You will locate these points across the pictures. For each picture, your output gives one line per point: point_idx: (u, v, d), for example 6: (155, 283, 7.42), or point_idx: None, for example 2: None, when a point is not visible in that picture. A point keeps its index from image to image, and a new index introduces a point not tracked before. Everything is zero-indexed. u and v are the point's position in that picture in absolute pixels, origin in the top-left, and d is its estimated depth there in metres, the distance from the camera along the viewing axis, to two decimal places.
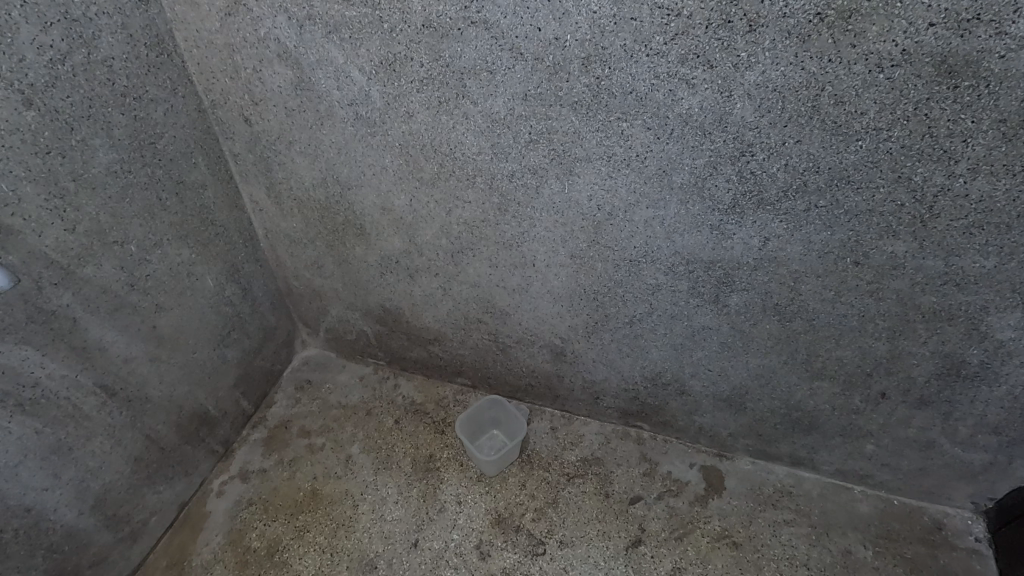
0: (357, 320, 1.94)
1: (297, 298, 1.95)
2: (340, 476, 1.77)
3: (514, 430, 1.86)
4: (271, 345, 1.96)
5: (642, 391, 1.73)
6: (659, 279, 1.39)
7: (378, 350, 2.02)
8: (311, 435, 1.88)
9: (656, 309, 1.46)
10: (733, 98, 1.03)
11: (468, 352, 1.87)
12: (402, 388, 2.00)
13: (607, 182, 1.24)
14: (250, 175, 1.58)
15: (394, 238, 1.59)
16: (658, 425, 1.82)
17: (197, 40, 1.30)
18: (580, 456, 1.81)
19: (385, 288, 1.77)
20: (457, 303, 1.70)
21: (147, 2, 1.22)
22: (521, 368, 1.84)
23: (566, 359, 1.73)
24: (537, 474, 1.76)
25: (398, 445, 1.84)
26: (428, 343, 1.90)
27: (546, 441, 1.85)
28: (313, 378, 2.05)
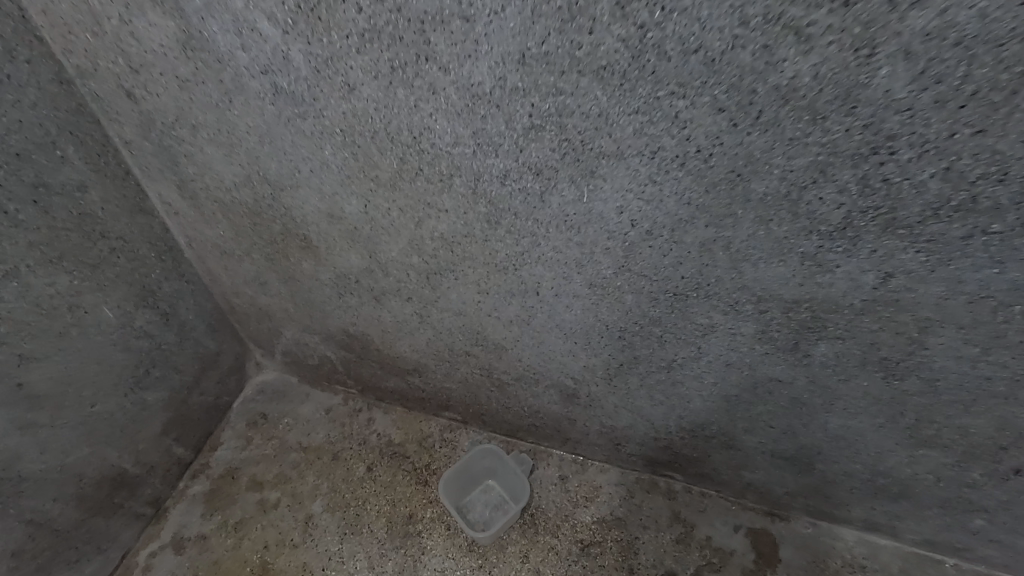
0: (318, 344, 1.56)
1: (242, 316, 1.56)
2: (297, 544, 1.42)
3: (515, 484, 1.51)
4: (214, 375, 1.59)
5: (677, 441, 1.35)
6: (713, 318, 0.98)
7: (346, 377, 1.65)
8: (264, 487, 1.52)
9: (705, 354, 1.06)
10: (876, 59, 0.60)
11: (456, 387, 1.49)
12: (377, 423, 1.64)
13: (648, 188, 0.83)
14: (153, 169, 1.17)
15: (349, 253, 1.19)
16: (694, 477, 1.45)
17: None
18: (596, 517, 1.44)
19: (345, 311, 1.37)
20: (438, 332, 1.31)
21: None
22: (522, 408, 1.46)
23: (579, 402, 1.34)
24: (543, 542, 1.41)
25: (369, 501, 1.49)
26: (406, 373, 1.52)
27: (554, 495, 1.48)
28: (269, 411, 1.68)
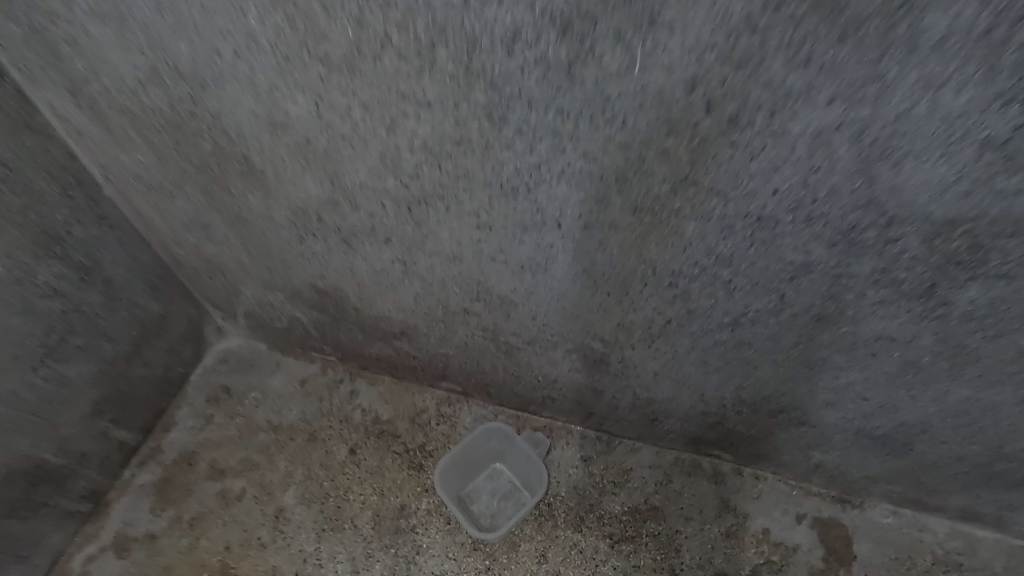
0: (284, 304, 1.27)
1: (191, 272, 1.28)
2: (266, 545, 1.18)
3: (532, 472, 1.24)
4: (162, 342, 1.31)
5: (730, 416, 1.08)
6: (811, 252, 0.70)
7: (323, 343, 1.37)
8: (226, 475, 1.27)
9: (790, 304, 0.78)
10: None
11: (454, 353, 1.21)
12: (362, 396, 1.37)
13: (741, 42, 0.52)
14: (36, 70, 0.86)
15: (304, 179, 0.89)
16: (747, 457, 1.19)
17: None
18: (628, 507, 1.18)
19: (309, 261, 1.08)
20: (427, 284, 1.02)
21: None
22: (536, 377, 1.18)
23: (607, 369, 1.07)
24: (563, 538, 1.16)
25: (352, 491, 1.24)
26: (393, 337, 1.24)
27: (576, 481, 1.22)
28: (233, 383, 1.41)
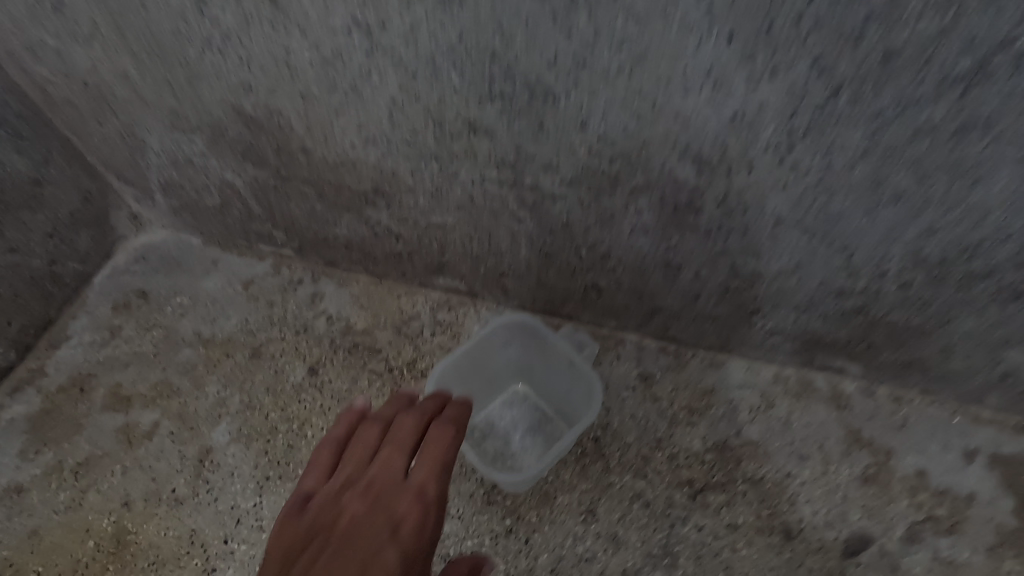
0: (205, 162, 0.88)
1: (69, 117, 0.88)
2: (181, 501, 0.81)
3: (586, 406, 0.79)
4: (39, 224, 0.92)
5: (884, 296, 0.69)
6: None
7: (270, 227, 0.98)
8: (132, 405, 0.89)
9: None
10: None
11: (454, 222, 0.82)
12: (328, 300, 0.99)
13: None
14: None
15: None
16: (886, 369, 0.80)
17: None
18: (712, 442, 0.81)
19: (221, 58, 0.68)
20: (407, 79, 0.63)
21: None
22: (577, 253, 0.79)
23: (694, 222, 0.68)
24: (620, 488, 0.78)
25: (311, 426, 0.86)
26: (364, 202, 0.85)
27: (633, 408, 0.84)
28: (152, 286, 1.03)
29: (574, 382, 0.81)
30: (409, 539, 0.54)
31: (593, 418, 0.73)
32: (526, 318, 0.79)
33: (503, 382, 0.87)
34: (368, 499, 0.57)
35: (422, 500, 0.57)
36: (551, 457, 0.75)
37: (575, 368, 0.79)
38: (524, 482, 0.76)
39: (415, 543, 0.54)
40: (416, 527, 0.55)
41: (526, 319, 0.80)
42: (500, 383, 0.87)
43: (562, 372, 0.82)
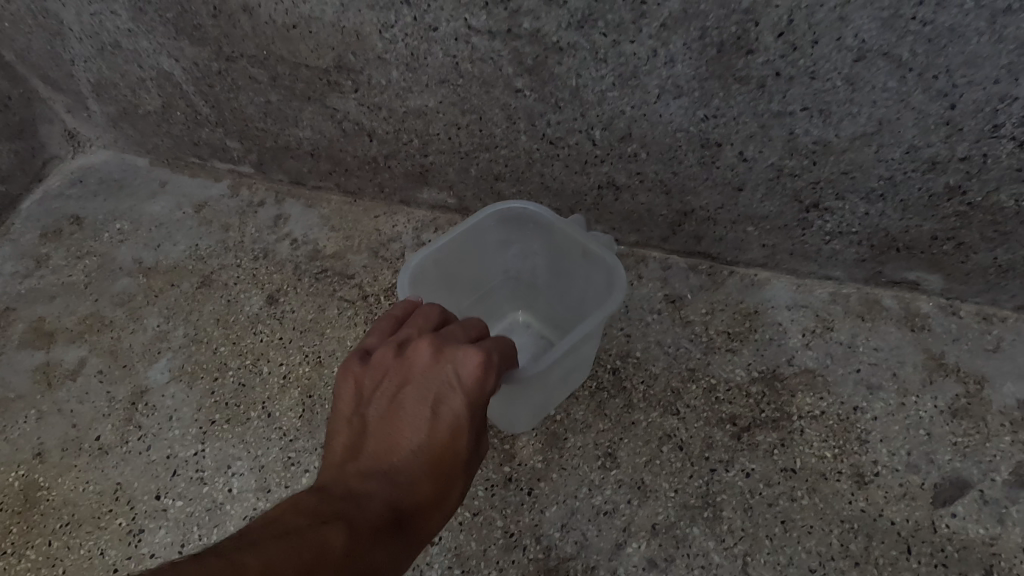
0: (135, 43, 0.73)
1: None
2: (105, 450, 0.66)
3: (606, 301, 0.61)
4: None
5: (993, 163, 0.52)
6: None
7: (222, 133, 0.82)
8: (55, 342, 0.74)
9: None
10: None
11: (436, 104, 0.66)
12: (293, 222, 0.83)
13: None
14: None
15: None
16: (977, 277, 0.64)
17: None
18: (759, 371, 0.65)
19: None
20: None
21: None
22: (589, 134, 0.63)
23: (745, 69, 0.52)
24: (645, 427, 0.62)
25: (267, 361, 0.71)
26: (327, 84, 0.69)
27: (659, 333, 0.69)
28: (87, 210, 0.87)
29: (587, 284, 0.64)
30: (478, 400, 0.45)
31: (610, 311, 0.56)
32: (522, 205, 0.64)
33: (500, 304, 0.72)
34: (433, 351, 0.46)
35: (488, 358, 0.45)
36: (554, 369, 0.57)
37: (587, 263, 0.63)
38: (521, 405, 0.59)
39: (482, 398, 0.45)
40: (483, 386, 0.45)
41: (521, 209, 0.64)
42: (495, 304, 0.72)
43: (571, 276, 0.66)
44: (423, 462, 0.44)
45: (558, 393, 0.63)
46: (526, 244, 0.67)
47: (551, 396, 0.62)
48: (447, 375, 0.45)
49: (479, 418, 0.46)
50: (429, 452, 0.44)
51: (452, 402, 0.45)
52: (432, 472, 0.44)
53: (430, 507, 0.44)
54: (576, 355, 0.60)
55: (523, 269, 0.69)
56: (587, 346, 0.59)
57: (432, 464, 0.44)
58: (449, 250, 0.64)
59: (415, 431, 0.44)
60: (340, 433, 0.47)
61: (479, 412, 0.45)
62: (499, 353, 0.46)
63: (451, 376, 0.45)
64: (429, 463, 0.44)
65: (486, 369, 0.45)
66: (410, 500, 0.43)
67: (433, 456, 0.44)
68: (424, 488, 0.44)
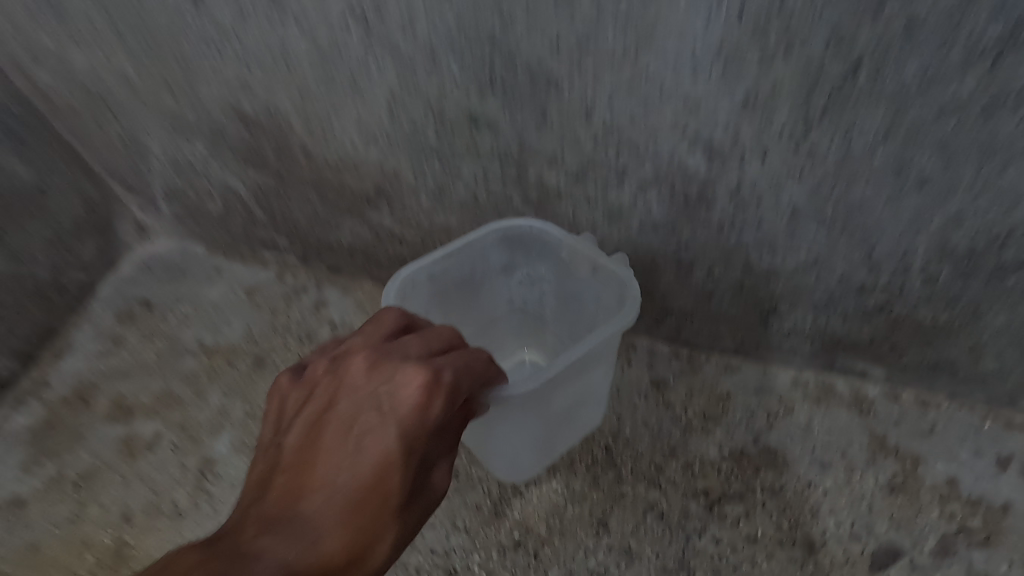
0: (207, 166, 0.87)
1: (75, 122, 0.87)
2: (182, 513, 0.78)
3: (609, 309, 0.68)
4: (42, 230, 0.91)
5: (907, 291, 0.65)
6: None
7: (274, 232, 0.96)
8: (134, 417, 0.87)
9: None
10: None
11: (459, 223, 0.80)
12: (333, 307, 0.97)
13: None
14: None
15: None
16: (911, 371, 0.76)
17: None
18: (729, 449, 0.77)
19: (220, 56, 0.67)
20: (406, 68, 0.61)
21: None
22: None
23: (707, 217, 0.65)
24: (632, 498, 0.74)
25: None
26: (368, 204, 0.83)
27: (645, 414, 0.81)
28: (155, 295, 1.01)
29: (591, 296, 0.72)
30: (411, 425, 0.48)
31: (620, 326, 0.62)
32: (526, 222, 0.71)
33: (507, 326, 0.81)
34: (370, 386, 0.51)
35: (424, 389, 0.49)
36: (540, 395, 0.65)
37: (595, 277, 0.69)
38: (517, 415, 0.66)
39: (415, 431, 0.49)
40: (418, 410, 0.49)
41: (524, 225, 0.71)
42: (507, 321, 0.80)
43: (576, 290, 0.73)
44: (348, 497, 0.46)
45: (548, 425, 0.71)
46: (533, 264, 0.75)
47: (540, 428, 0.71)
48: (381, 408, 0.49)
49: (411, 446, 0.48)
50: (356, 486, 0.46)
51: (384, 428, 0.48)
52: (358, 508, 0.46)
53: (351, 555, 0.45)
54: (567, 394, 0.69)
55: (529, 292, 0.77)
56: (577, 371, 0.66)
57: (356, 504, 0.46)
58: (449, 268, 0.72)
59: (340, 462, 0.47)
60: (268, 466, 0.49)
61: (412, 449, 0.48)
62: (439, 382, 0.50)
63: (386, 407, 0.49)
64: (351, 502, 0.46)
65: (426, 393, 0.49)
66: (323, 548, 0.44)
67: (356, 497, 0.46)
68: (342, 533, 0.45)
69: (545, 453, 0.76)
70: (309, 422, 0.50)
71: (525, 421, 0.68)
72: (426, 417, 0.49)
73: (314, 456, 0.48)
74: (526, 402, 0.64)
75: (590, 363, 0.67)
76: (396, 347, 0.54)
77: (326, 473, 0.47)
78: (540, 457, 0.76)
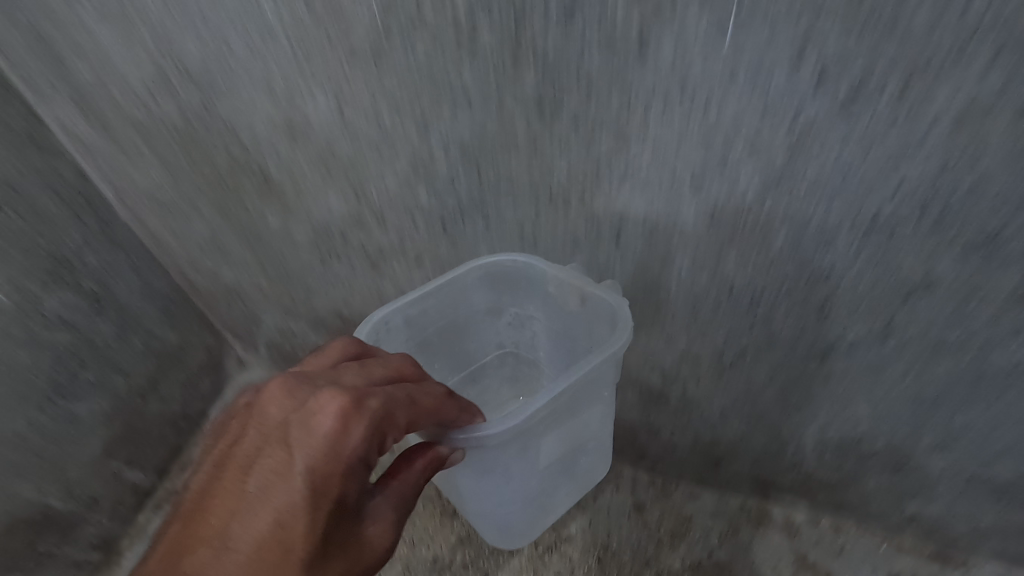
0: (305, 334, 1.17)
1: (210, 300, 1.19)
2: None
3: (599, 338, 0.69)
4: (178, 375, 1.21)
5: (809, 459, 0.93)
6: (935, 271, 0.56)
7: None
8: None
9: (897, 331, 0.65)
10: None
11: None
12: None
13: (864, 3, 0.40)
14: (36, 77, 0.80)
15: (327, 197, 0.79)
16: (824, 505, 1.03)
17: None
18: (690, 562, 1.03)
19: (333, 288, 0.98)
20: None
21: None
22: None
23: (668, 406, 0.94)
24: None
25: None
26: None
27: (628, 532, 1.08)
28: None
29: (576, 328, 0.73)
30: (316, 463, 0.50)
31: (611, 352, 0.62)
32: (508, 256, 0.73)
33: (496, 369, 0.85)
34: (282, 422, 0.53)
35: (331, 422, 0.51)
36: (524, 438, 0.63)
37: (583, 310, 0.70)
38: (492, 454, 0.63)
39: (324, 467, 0.50)
40: (329, 442, 0.50)
41: (505, 261, 0.74)
42: (495, 364, 0.85)
43: (562, 324, 0.75)
44: (248, 549, 0.50)
45: (538, 478, 0.71)
46: (519, 304, 0.78)
47: (531, 484, 0.71)
48: (291, 445, 0.52)
49: (319, 486, 0.50)
50: (255, 536, 0.50)
51: (290, 468, 0.51)
52: (264, 556, 0.49)
53: None
54: (558, 442, 0.69)
55: (517, 332, 0.81)
56: (562, 407, 0.64)
57: (263, 551, 0.49)
58: (427, 308, 0.74)
59: (247, 508, 0.51)
60: (192, 508, 0.55)
61: (320, 491, 0.50)
62: (348, 414, 0.51)
63: (293, 443, 0.52)
64: (259, 547, 0.49)
65: (339, 422, 0.51)
66: None
67: (264, 538, 0.50)
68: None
69: (535, 505, 0.77)
70: (227, 463, 0.55)
71: (513, 475, 0.68)
72: (337, 456, 0.51)
73: (223, 503, 0.52)
74: (504, 445, 0.62)
75: (574, 404, 0.66)
76: (316, 383, 0.55)
77: (225, 521, 0.51)
78: (532, 509, 0.77)
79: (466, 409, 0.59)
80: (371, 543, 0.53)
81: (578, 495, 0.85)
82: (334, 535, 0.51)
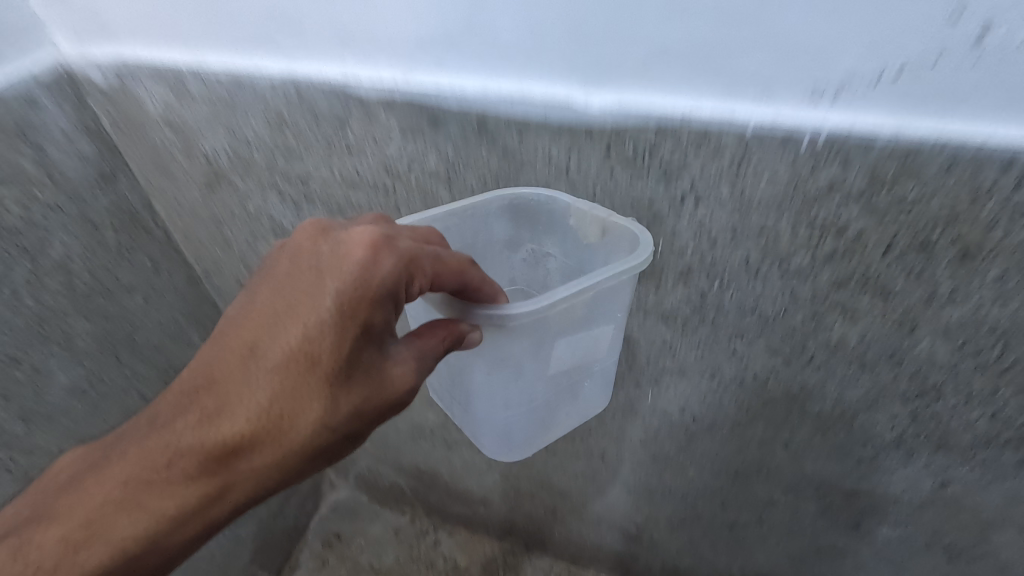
0: (389, 473, 1.65)
1: None
2: None
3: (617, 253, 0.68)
4: (294, 499, 1.69)
5: None
6: (775, 495, 1.03)
7: (413, 500, 1.70)
8: None
9: (767, 520, 1.09)
10: (917, 335, 0.67)
11: (521, 519, 1.53)
12: (443, 545, 1.68)
13: (708, 399, 0.89)
14: None
15: (427, 411, 1.29)
16: None
17: (183, 220, 1.07)
18: None
19: (417, 452, 1.47)
20: (504, 475, 1.38)
21: (120, 197, 1.01)
22: (585, 542, 1.48)
23: (643, 543, 1.37)
24: None
25: None
26: (473, 503, 1.56)
27: None
28: (343, 531, 1.74)
29: (598, 262, 0.71)
30: (344, 290, 0.53)
31: (631, 266, 0.62)
32: (531, 189, 0.71)
33: None
34: (316, 249, 0.56)
35: (366, 250, 0.54)
36: (539, 331, 0.64)
37: (605, 241, 0.69)
38: (502, 349, 0.65)
39: (350, 291, 0.53)
40: (363, 268, 0.53)
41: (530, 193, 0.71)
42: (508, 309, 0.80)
43: (585, 258, 0.72)
44: (277, 358, 0.53)
45: (547, 388, 0.71)
46: (538, 240, 0.75)
47: (538, 390, 0.71)
48: (322, 269, 0.55)
49: (347, 310, 0.53)
50: (282, 350, 0.53)
51: (322, 285, 0.53)
52: (288, 368, 0.52)
53: (282, 409, 0.52)
54: (570, 348, 0.69)
55: (532, 268, 0.77)
56: (577, 316, 0.66)
57: (287, 362, 0.52)
58: (449, 230, 0.70)
59: (272, 325, 0.54)
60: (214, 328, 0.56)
61: (345, 315, 0.53)
62: (383, 247, 0.54)
63: (326, 263, 0.55)
64: (283, 359, 0.52)
65: (372, 254, 0.54)
66: (255, 391, 0.52)
67: (287, 354, 0.52)
68: (270, 387, 0.52)
69: (539, 419, 0.75)
70: (254, 285, 0.57)
71: (524, 373, 0.67)
72: (369, 281, 0.53)
73: (249, 318, 0.55)
74: (519, 335, 0.63)
75: (588, 315, 0.68)
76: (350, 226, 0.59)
77: (252, 332, 0.54)
78: (535, 425, 0.75)
79: (489, 286, 0.61)
80: (393, 382, 0.55)
81: (577, 422, 0.83)
82: (360, 361, 0.54)
